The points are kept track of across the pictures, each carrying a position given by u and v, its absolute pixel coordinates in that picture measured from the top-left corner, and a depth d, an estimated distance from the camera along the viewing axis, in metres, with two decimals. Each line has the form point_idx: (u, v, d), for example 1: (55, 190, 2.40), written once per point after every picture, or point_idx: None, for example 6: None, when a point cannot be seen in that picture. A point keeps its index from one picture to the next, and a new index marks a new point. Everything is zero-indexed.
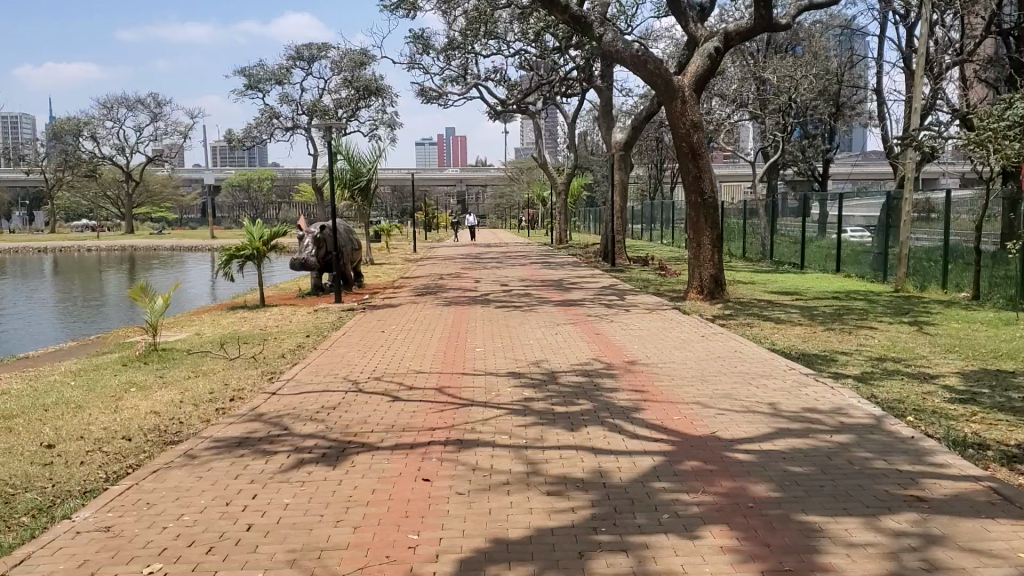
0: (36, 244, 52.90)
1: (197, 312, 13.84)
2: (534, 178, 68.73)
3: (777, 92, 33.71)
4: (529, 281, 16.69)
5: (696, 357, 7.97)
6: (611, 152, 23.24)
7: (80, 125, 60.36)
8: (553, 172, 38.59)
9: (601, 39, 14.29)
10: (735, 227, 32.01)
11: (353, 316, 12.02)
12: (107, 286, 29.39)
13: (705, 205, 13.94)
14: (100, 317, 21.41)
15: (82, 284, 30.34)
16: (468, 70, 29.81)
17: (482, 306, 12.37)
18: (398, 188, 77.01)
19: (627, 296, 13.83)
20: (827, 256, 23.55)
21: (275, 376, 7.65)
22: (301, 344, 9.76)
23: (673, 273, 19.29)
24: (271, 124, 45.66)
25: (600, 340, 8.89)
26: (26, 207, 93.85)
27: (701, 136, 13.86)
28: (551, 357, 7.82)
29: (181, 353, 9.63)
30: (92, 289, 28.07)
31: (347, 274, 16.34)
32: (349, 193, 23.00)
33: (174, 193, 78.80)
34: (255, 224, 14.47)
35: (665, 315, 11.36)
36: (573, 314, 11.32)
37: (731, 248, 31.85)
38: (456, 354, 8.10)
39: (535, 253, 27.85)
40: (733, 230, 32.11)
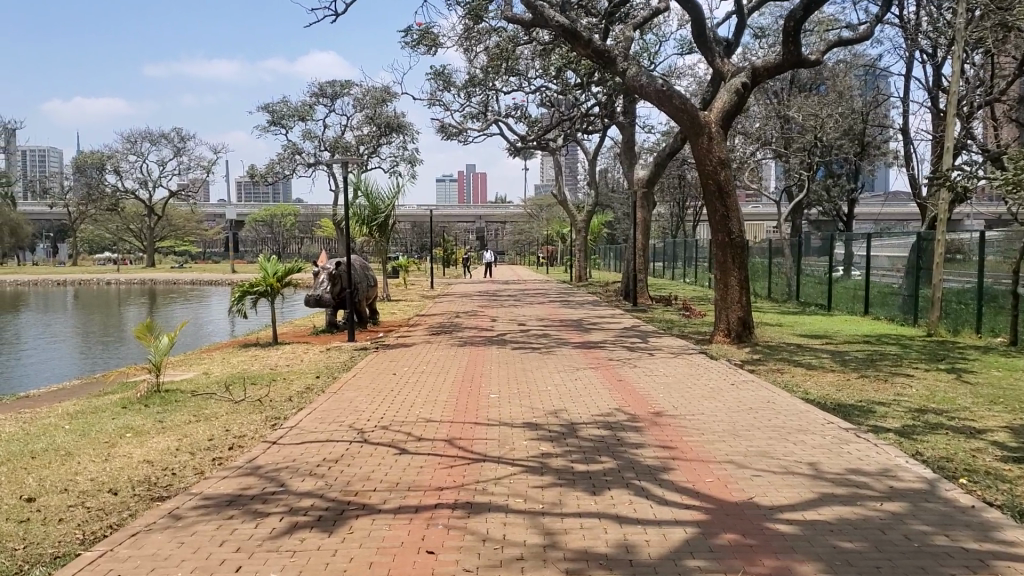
0: (58, 277, 53.11)
1: (208, 350, 13.45)
2: (555, 214, 68.49)
3: (802, 130, 33.32)
4: (548, 321, 16.23)
5: (727, 408, 7.47)
6: (634, 189, 22.86)
7: (104, 159, 60.87)
8: (574, 209, 38.28)
9: (624, 74, 13.95)
10: (760, 266, 31.46)
11: (367, 356, 11.60)
12: (127, 320, 29.20)
13: (732, 245, 13.47)
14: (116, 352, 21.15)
15: (101, 318, 30.19)
16: (489, 106, 29.65)
17: (499, 348, 11.91)
18: (418, 224, 77.04)
19: (650, 338, 13.34)
20: (854, 297, 22.94)
21: (279, 422, 7.22)
22: (309, 386, 9.34)
23: (697, 314, 18.80)
24: (293, 159, 45.74)
25: (624, 388, 8.40)
26: (50, 239, 94.71)
27: (729, 174, 13.44)
28: (572, 406, 7.34)
29: (184, 395, 9.22)
30: (110, 324, 27.88)
31: (362, 311, 15.95)
32: (367, 229, 22.70)
33: (196, 227, 79.23)
34: (269, 259, 14.08)
35: (691, 360, 10.84)
36: (594, 357, 10.83)
37: (756, 288, 31.26)
38: (471, 400, 7.65)
39: (555, 291, 27.41)
40: (758, 269, 31.56)
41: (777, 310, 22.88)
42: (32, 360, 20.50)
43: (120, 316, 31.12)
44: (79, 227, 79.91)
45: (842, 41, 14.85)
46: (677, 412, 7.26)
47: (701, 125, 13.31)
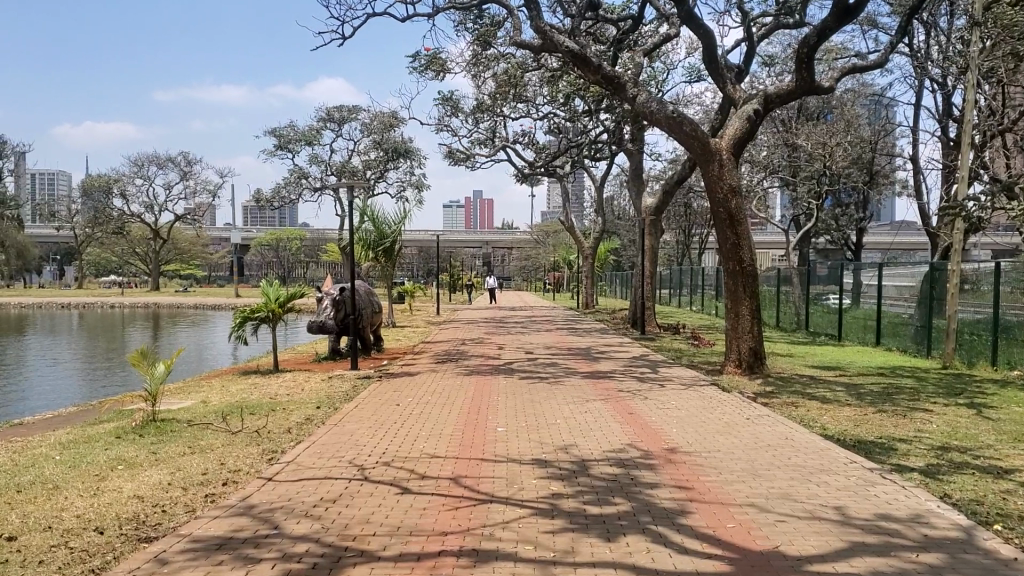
0: (62, 299, 53.02)
1: (208, 377, 13.16)
2: (561, 240, 68.33)
3: (810, 159, 33.13)
4: (555, 349, 15.91)
5: (744, 445, 7.14)
6: (642, 217, 22.63)
7: (111, 182, 60.96)
8: (580, 236, 38.07)
9: (635, 100, 13.75)
10: (768, 295, 31.11)
11: (370, 384, 11.31)
12: (130, 344, 28.96)
13: (743, 274, 13.17)
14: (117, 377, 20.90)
15: (104, 342, 29.96)
16: (496, 132, 29.54)
17: (506, 377, 11.60)
18: (423, 250, 76.98)
19: (660, 369, 13.02)
20: (865, 326, 22.56)
21: (276, 456, 6.93)
22: (310, 417, 9.04)
23: (707, 343, 18.47)
24: (300, 184, 45.69)
25: (636, 422, 8.08)
26: (56, 262, 94.85)
27: (741, 202, 13.18)
28: (582, 442, 7.03)
29: (180, 425, 8.93)
30: (114, 348, 27.67)
31: (366, 338, 15.66)
32: (372, 254, 22.46)
33: (202, 251, 79.26)
34: (272, 284, 13.82)
35: (703, 392, 10.52)
36: (603, 388, 10.51)
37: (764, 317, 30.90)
38: (476, 435, 7.34)
39: (562, 318, 27.11)
40: (767, 298, 31.20)
41: (787, 339, 22.54)
42: (33, 384, 20.23)
43: (123, 340, 30.89)
44: (85, 250, 79.99)
45: (855, 68, 14.61)
46: (692, 448, 6.94)
47: (712, 152, 13.09)
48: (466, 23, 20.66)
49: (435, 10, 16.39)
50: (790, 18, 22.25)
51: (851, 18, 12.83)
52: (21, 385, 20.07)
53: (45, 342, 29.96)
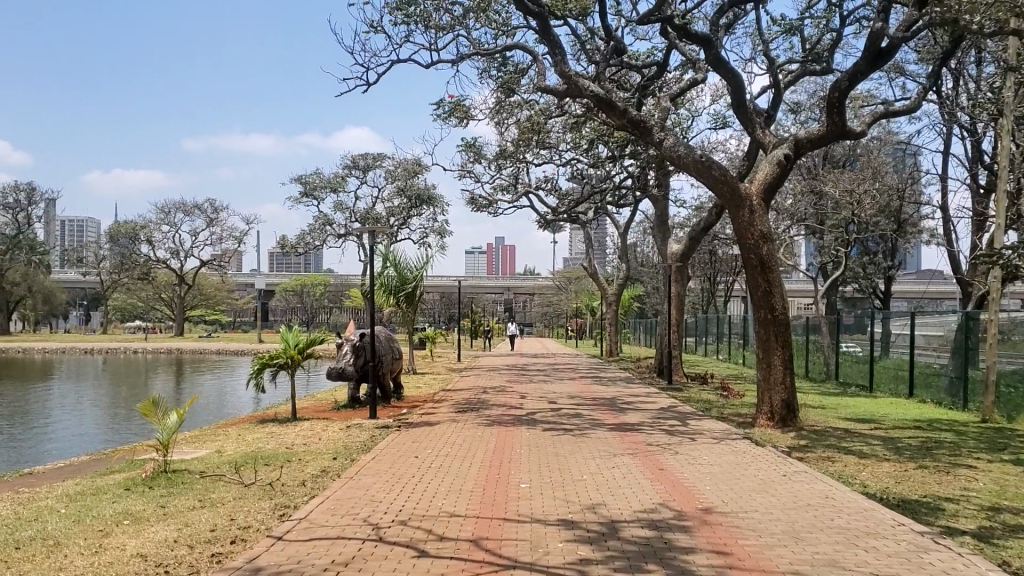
0: (86, 345, 53.17)
1: (224, 425, 12.88)
2: (584, 287, 67.97)
3: (837, 206, 32.77)
4: (579, 399, 15.52)
5: (783, 504, 6.73)
6: (668, 264, 22.33)
7: (137, 228, 61.47)
8: (604, 283, 37.73)
9: (661, 144, 13.56)
10: (797, 343, 30.50)
11: (389, 435, 10.97)
12: (153, 391, 28.79)
13: (775, 322, 12.81)
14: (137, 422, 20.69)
15: (127, 388, 29.82)
16: (519, 179, 29.47)
17: (530, 428, 11.22)
18: (445, 296, 76.88)
19: (689, 421, 12.58)
20: (897, 377, 21.92)
21: (289, 512, 6.61)
22: (326, 469, 8.71)
23: (736, 394, 17.98)
24: (324, 231, 45.77)
25: (667, 479, 7.68)
26: (82, 307, 95.59)
27: (771, 248, 12.88)
28: (610, 501, 6.66)
29: (192, 476, 8.62)
30: (136, 394, 27.51)
31: (387, 386, 15.34)
32: (394, 301, 22.25)
33: (226, 297, 79.59)
34: (291, 330, 13.60)
35: (735, 446, 10.08)
36: (631, 441, 10.10)
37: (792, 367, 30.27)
38: (499, 491, 6.99)
39: (586, 367, 26.67)
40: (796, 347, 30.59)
41: (816, 390, 21.98)
42: (51, 430, 20.05)
43: (145, 386, 30.75)
44: (111, 295, 80.52)
45: (887, 114, 14.34)
46: (728, 509, 6.54)
47: (742, 197, 12.86)
48: (490, 71, 20.64)
49: (460, 56, 16.33)
50: (817, 65, 22.07)
51: (883, 62, 12.58)
52: (41, 430, 19.90)
53: (68, 388, 29.86)
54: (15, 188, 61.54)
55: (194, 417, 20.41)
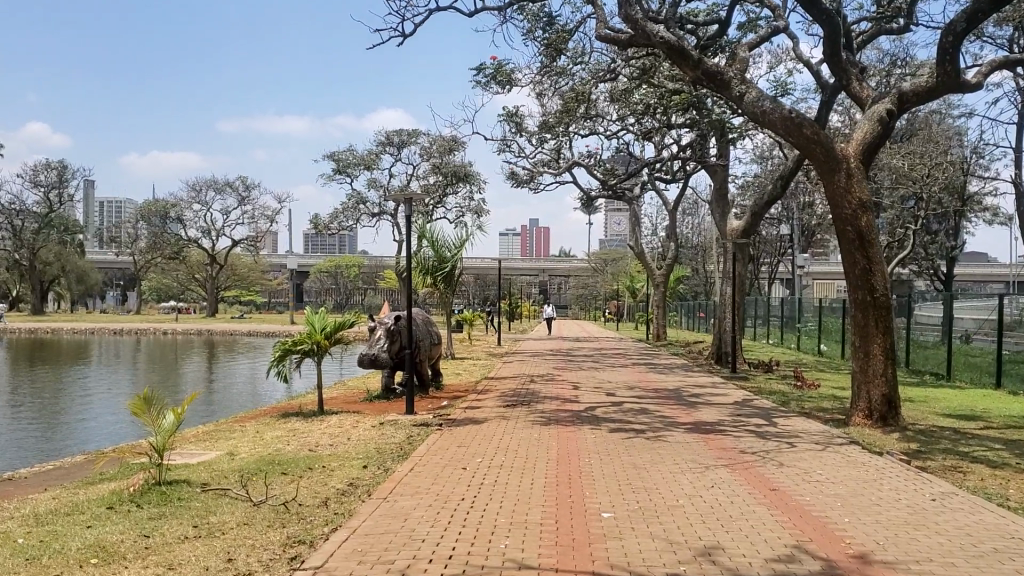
0: (117, 325, 52.40)
1: (242, 420, 11.38)
2: (622, 269, 65.95)
3: (900, 182, 30.56)
4: (641, 391, 13.76)
5: (966, 550, 5.00)
6: (728, 240, 20.42)
7: (168, 207, 60.67)
8: (652, 265, 35.87)
9: (742, 99, 11.84)
10: (835, 325, 28.61)
11: (430, 435, 9.35)
12: (188, 374, 27.59)
13: (875, 305, 11.06)
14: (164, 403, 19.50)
15: (161, 371, 28.71)
16: (562, 152, 27.68)
17: (594, 428, 9.54)
18: (481, 278, 75.41)
19: (775, 419, 10.78)
20: (978, 367, 19.61)
21: (303, 554, 5.01)
22: (354, 484, 7.10)
23: (810, 384, 16.12)
24: (357, 209, 44.30)
25: (789, 507, 5.98)
26: (119, 288, 95.52)
27: (871, 219, 11.13)
28: (732, 545, 4.98)
29: (189, 490, 7.02)
30: (169, 377, 26.41)
31: (425, 374, 13.75)
32: (431, 282, 20.64)
33: (261, 278, 78.84)
34: (317, 312, 11.99)
35: (847, 454, 8.29)
36: (720, 447, 8.38)
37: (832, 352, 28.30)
38: (578, 525, 5.34)
39: (635, 353, 24.88)
40: (834, 328, 28.77)
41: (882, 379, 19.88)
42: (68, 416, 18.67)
43: (178, 369, 29.60)
44: (146, 276, 80.16)
45: (1000, 64, 12.42)
46: (892, 557, 4.82)
47: (839, 159, 11.13)
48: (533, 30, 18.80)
49: (506, 5, 14.53)
50: (893, 22, 19.92)
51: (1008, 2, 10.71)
52: (66, 414, 18.73)
53: (100, 371, 28.76)
54: (47, 165, 60.98)
55: (223, 403, 19.06)
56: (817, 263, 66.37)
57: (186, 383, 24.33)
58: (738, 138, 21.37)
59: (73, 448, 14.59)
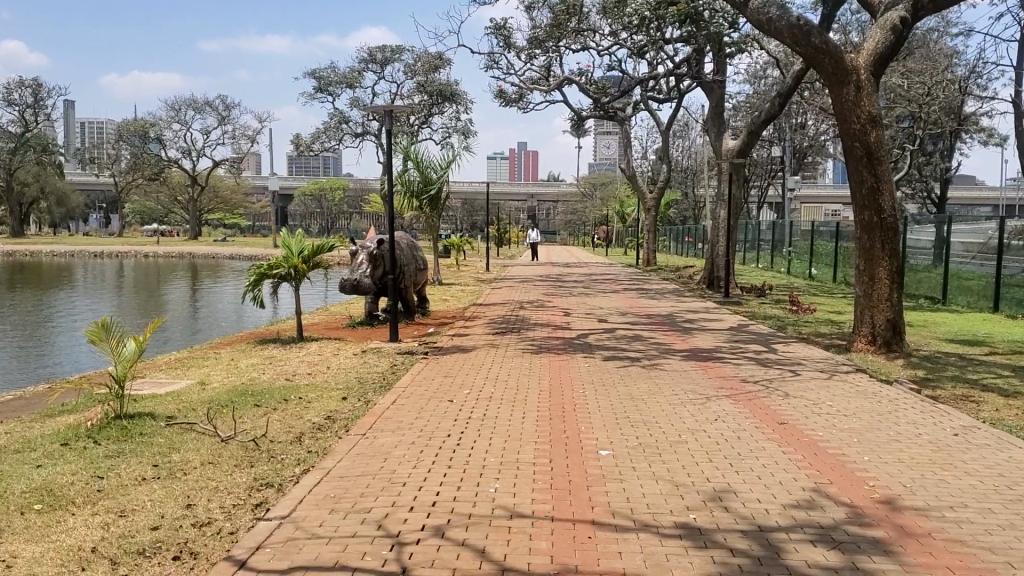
0: (97, 247, 51.47)
1: (216, 347, 10.86)
2: (611, 194, 65.08)
3: (898, 101, 29.70)
4: (635, 317, 13.31)
5: (1001, 494, 4.53)
6: (724, 160, 19.74)
7: (147, 126, 59.23)
8: (642, 188, 35.17)
9: (748, 5, 11.07)
10: (827, 249, 28.15)
11: (414, 364, 8.85)
12: (172, 298, 27.01)
13: (882, 226, 10.52)
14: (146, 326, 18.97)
15: (144, 295, 28.12)
16: (551, 69, 26.69)
17: (587, 356, 9.08)
18: (469, 201, 74.47)
19: (775, 346, 10.31)
20: (973, 291, 19.18)
21: (268, 500, 4.49)
22: (331, 418, 6.58)
23: (806, 309, 15.66)
24: (340, 129, 43.20)
25: (802, 444, 5.50)
26: (101, 211, 94.16)
27: (881, 134, 10.51)
28: (745, 488, 4.49)
29: (152, 425, 6.49)
30: (153, 301, 25.85)
31: (410, 300, 13.21)
32: (416, 204, 19.96)
33: (244, 200, 77.63)
34: (294, 235, 11.37)
35: (854, 384, 7.85)
36: (720, 376, 7.92)
37: (824, 276, 27.92)
38: (574, 465, 4.84)
39: (625, 277, 24.36)
40: (826, 252, 28.23)
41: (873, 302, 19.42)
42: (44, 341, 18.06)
43: (161, 293, 29.02)
44: (127, 197, 78.87)
45: None
46: (923, 503, 4.35)
47: (848, 70, 10.44)
48: None
49: None
50: None
51: None
52: (46, 338, 18.21)
53: (81, 295, 28.13)
54: (20, 84, 59.20)
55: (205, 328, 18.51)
56: (808, 188, 65.65)
57: (170, 307, 23.80)
58: (735, 53, 20.51)
59: (54, 373, 14.09)
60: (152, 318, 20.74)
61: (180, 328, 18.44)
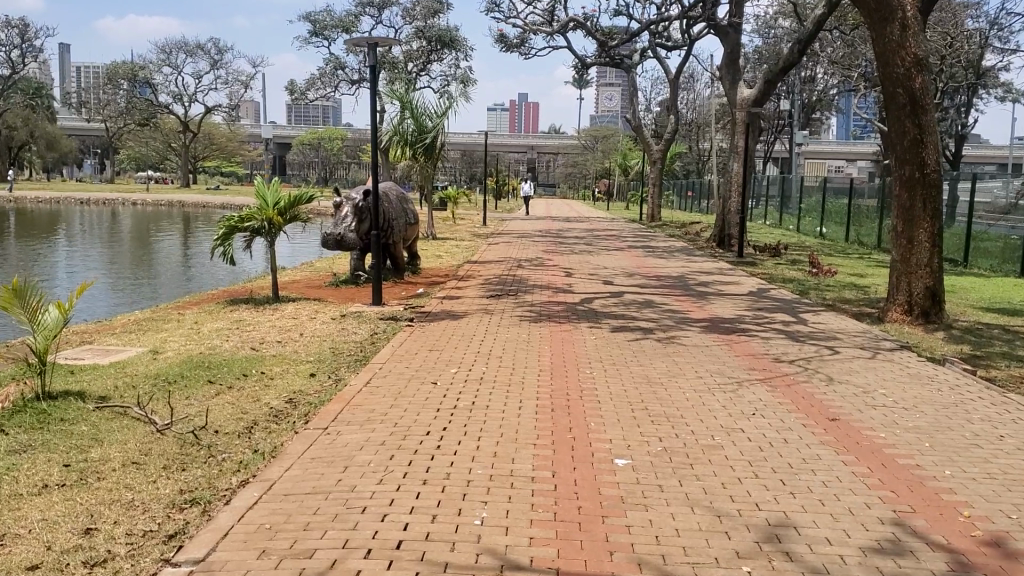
0: (86, 195, 50.13)
1: (181, 307, 9.81)
2: (613, 147, 63.56)
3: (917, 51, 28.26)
4: (645, 279, 12.21)
5: None
6: (739, 110, 18.51)
7: (137, 70, 57.50)
8: (648, 139, 33.81)
9: None
10: (839, 206, 26.97)
11: (397, 333, 7.78)
12: (163, 248, 25.84)
13: (925, 182, 9.38)
14: (133, 277, 17.89)
15: (134, 245, 26.95)
16: (556, 12, 25.25)
17: (594, 327, 8.00)
18: (468, 153, 72.98)
19: (803, 316, 9.22)
20: (994, 255, 17.76)
21: (188, 530, 3.45)
22: (293, 401, 5.54)
23: (827, 272, 14.52)
24: (336, 76, 41.61)
25: (863, 449, 4.46)
26: (95, 156, 92.43)
27: (927, 79, 9.36)
28: (807, 522, 3.48)
29: (77, 408, 5.42)
30: (143, 251, 24.73)
31: (399, 258, 12.15)
32: (410, 153, 18.73)
33: (240, 148, 76.09)
34: (270, 183, 10.15)
35: (904, 365, 6.79)
36: (748, 354, 6.85)
37: (835, 234, 26.78)
38: (584, 482, 3.81)
39: (629, 235, 23.14)
40: (838, 209, 26.98)
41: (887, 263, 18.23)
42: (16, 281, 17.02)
43: (152, 242, 27.83)
44: (120, 144, 77.07)
45: None
46: None
47: (893, 6, 9.25)
48: None
49: None
50: None
51: None
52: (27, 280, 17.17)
53: (69, 243, 26.97)
54: (7, 24, 57.28)
55: (189, 279, 17.45)
56: (814, 143, 64.11)
57: (160, 258, 22.67)
58: None
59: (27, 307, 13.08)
60: (137, 269, 19.65)
61: (165, 279, 17.39)
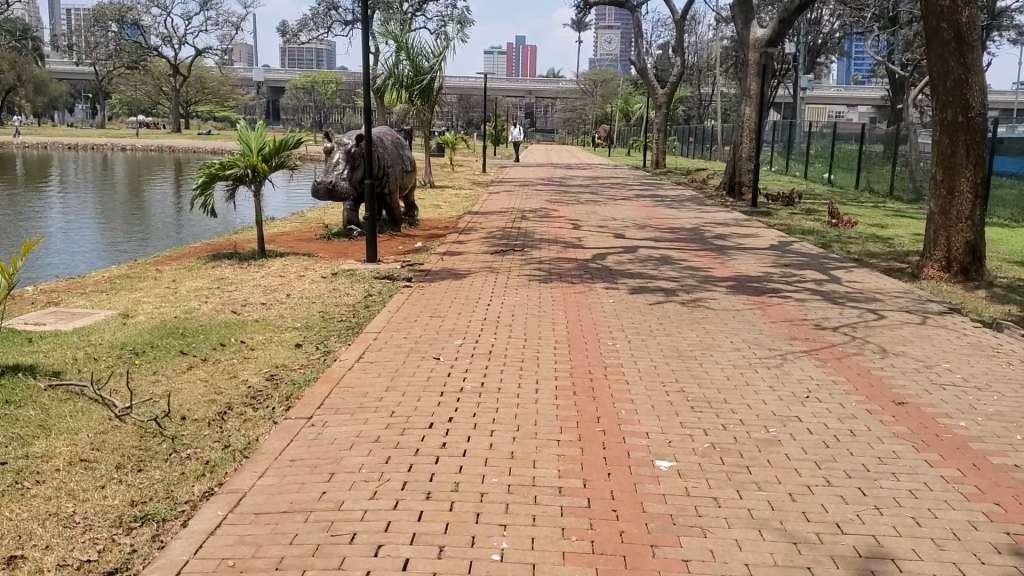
0: (74, 140, 48.98)
1: (161, 263, 9.04)
2: (613, 91, 62.26)
3: None
4: (659, 231, 11.41)
5: None
6: (751, 51, 17.51)
7: (123, 11, 55.85)
8: (652, 83, 32.63)
9: None
10: (848, 153, 26.03)
11: (394, 295, 7.03)
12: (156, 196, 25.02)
13: (969, 127, 8.58)
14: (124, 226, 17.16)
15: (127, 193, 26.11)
16: None
17: (610, 288, 7.24)
18: (465, 98, 71.59)
19: (835, 273, 8.46)
20: (1009, 203, 16.97)
21: (134, 565, 2.75)
22: (276, 380, 4.82)
23: (847, 223, 13.69)
24: (329, 17, 40.20)
25: (948, 446, 3.75)
26: (87, 100, 90.65)
27: (974, 13, 8.51)
28: (906, 552, 2.79)
29: (26, 387, 4.70)
30: (135, 199, 23.93)
31: (395, 208, 11.37)
32: (406, 98, 17.80)
33: (233, 92, 74.55)
34: (254, 128, 9.41)
35: (961, 332, 6.05)
36: (785, 321, 6.11)
37: (844, 181, 25.89)
38: (624, 493, 3.12)
39: (635, 182, 22.21)
40: (848, 155, 26.03)
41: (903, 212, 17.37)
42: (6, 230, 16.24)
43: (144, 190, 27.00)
44: (111, 88, 75.44)
45: None
46: None
47: None
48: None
49: None
50: None
51: None
52: (13, 228, 16.44)
53: (60, 191, 26.10)
54: None
55: (186, 229, 16.67)
56: (818, 88, 62.49)
57: (151, 207, 21.87)
58: None
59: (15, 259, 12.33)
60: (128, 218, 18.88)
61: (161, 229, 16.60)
